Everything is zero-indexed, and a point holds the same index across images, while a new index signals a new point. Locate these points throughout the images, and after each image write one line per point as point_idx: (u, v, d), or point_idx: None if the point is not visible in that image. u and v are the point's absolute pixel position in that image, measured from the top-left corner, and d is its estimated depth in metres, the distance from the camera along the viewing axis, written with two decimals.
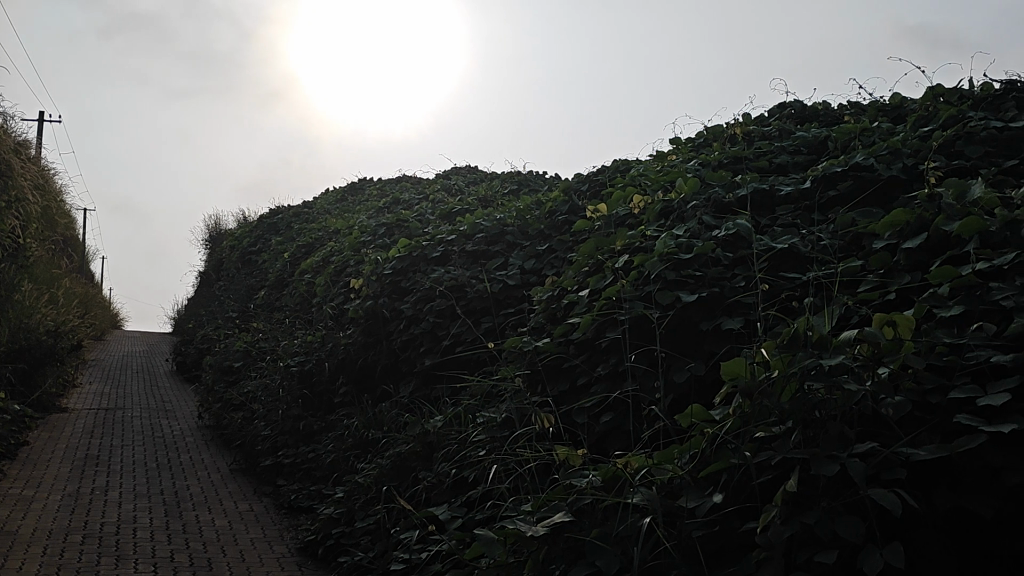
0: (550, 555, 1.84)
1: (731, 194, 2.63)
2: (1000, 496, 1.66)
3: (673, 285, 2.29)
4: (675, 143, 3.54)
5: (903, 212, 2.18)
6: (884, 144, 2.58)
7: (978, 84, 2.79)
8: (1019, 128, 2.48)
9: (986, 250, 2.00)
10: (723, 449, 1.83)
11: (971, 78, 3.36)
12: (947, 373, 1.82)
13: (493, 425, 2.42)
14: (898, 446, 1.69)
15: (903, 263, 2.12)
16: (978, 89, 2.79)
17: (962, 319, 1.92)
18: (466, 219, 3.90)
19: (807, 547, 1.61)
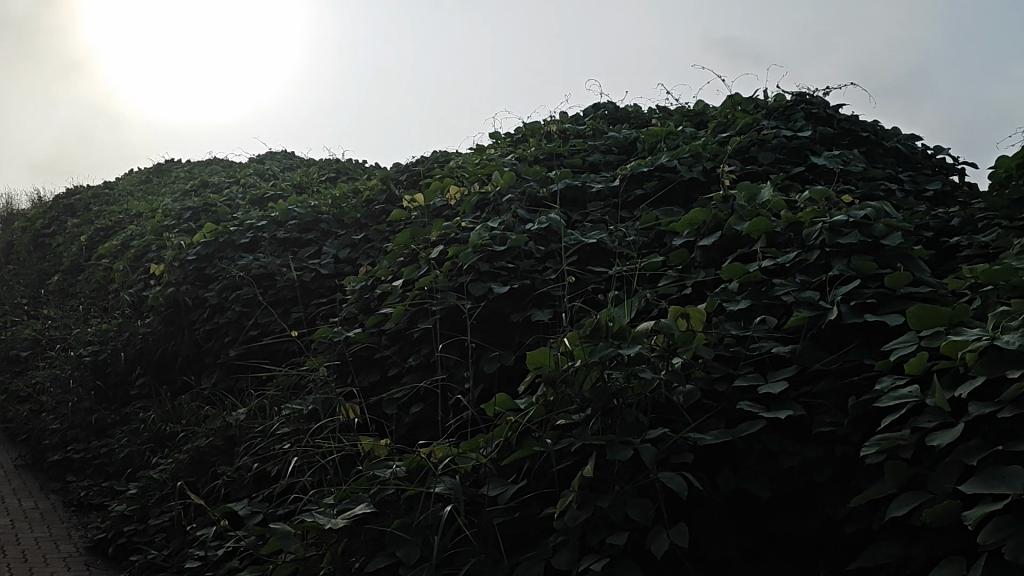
0: (349, 547, 1.85)
1: (545, 189, 2.69)
2: (775, 477, 1.80)
3: (486, 277, 2.32)
4: (493, 138, 3.58)
5: (701, 211, 2.30)
6: (686, 147, 2.72)
7: (771, 95, 2.99)
8: (805, 138, 2.68)
9: (772, 249, 2.16)
10: (527, 436, 1.88)
11: (766, 90, 3.61)
12: (734, 363, 1.96)
13: (298, 417, 2.37)
14: (686, 432, 1.80)
15: (699, 260, 2.24)
16: (771, 99, 3.00)
17: (748, 312, 2.06)
18: (279, 205, 3.78)
19: (600, 529, 1.69)
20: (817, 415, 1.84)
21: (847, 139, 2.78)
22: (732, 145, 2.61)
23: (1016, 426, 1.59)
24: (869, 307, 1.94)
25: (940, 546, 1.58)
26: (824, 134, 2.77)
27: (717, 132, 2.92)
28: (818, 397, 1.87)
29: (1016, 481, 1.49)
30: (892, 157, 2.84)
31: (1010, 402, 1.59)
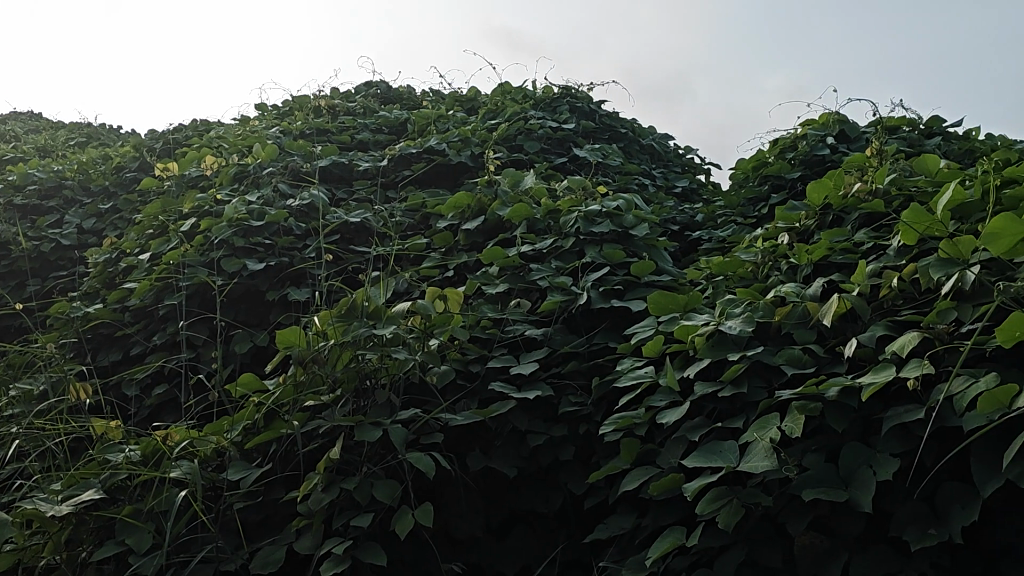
0: (75, 536, 1.73)
1: (309, 164, 2.67)
2: (521, 456, 1.87)
3: (241, 252, 2.30)
4: (260, 110, 3.46)
5: (466, 195, 2.32)
6: (456, 131, 2.75)
7: (539, 86, 3.08)
8: (568, 130, 2.80)
9: (531, 234, 2.22)
10: (275, 417, 1.82)
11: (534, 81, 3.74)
12: (488, 345, 2.01)
13: (26, 398, 2.17)
14: (438, 412, 1.84)
15: (463, 244, 2.28)
16: (539, 89, 3.09)
17: (505, 295, 2.12)
18: (16, 167, 3.44)
19: (345, 512, 1.69)
20: (564, 396, 1.93)
21: (608, 134, 2.93)
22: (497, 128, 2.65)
23: (731, 405, 1.75)
24: (615, 293, 2.06)
25: (665, 517, 1.70)
26: (587, 127, 2.90)
27: (488, 119, 2.96)
28: (566, 378, 1.96)
29: (729, 455, 1.63)
30: (647, 154, 3.02)
31: (730, 382, 1.74)
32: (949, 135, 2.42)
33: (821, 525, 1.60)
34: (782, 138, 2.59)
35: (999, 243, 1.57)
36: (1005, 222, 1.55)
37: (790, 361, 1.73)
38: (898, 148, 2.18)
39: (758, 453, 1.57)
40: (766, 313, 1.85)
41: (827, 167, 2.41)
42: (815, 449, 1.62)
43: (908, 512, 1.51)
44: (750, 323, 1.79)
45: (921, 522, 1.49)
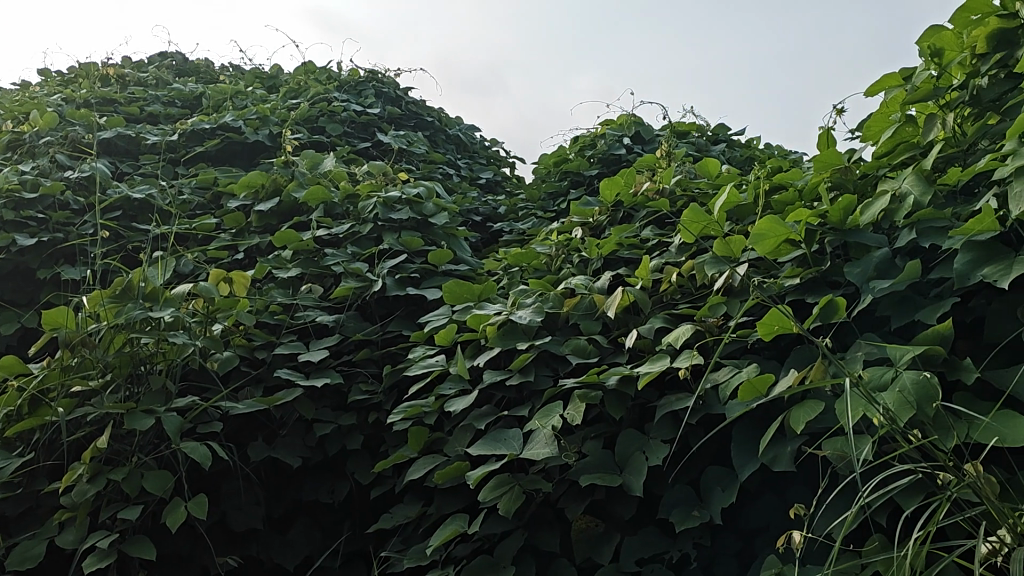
0: None
1: (91, 135, 2.51)
2: (305, 446, 1.86)
3: (10, 226, 2.13)
4: (40, 75, 3.22)
5: (259, 175, 2.30)
6: (253, 108, 2.77)
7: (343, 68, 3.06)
8: (374, 114, 2.78)
9: (327, 219, 2.20)
10: (38, 404, 1.66)
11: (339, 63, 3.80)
12: (276, 331, 1.97)
13: None
14: (219, 401, 1.77)
15: (255, 225, 2.26)
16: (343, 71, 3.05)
17: (297, 280, 2.08)
18: None
19: (112, 504, 1.59)
20: (354, 384, 1.91)
21: (414, 121, 2.93)
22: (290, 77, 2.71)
23: (518, 393, 1.78)
24: (411, 281, 2.04)
25: (450, 504, 1.71)
26: (392, 114, 2.90)
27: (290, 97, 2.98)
28: (356, 366, 1.95)
29: (513, 442, 1.65)
30: (454, 146, 3.05)
31: (517, 370, 1.75)
32: (733, 143, 2.58)
33: (597, 509, 1.66)
34: (582, 136, 2.67)
35: (762, 242, 1.69)
36: (770, 222, 1.67)
37: (576, 351, 1.76)
38: (685, 151, 2.29)
39: (540, 440, 1.61)
40: (555, 304, 1.88)
41: (622, 166, 2.51)
42: (595, 437, 1.68)
43: (674, 496, 1.59)
44: (539, 313, 1.80)
45: (685, 504, 1.57)
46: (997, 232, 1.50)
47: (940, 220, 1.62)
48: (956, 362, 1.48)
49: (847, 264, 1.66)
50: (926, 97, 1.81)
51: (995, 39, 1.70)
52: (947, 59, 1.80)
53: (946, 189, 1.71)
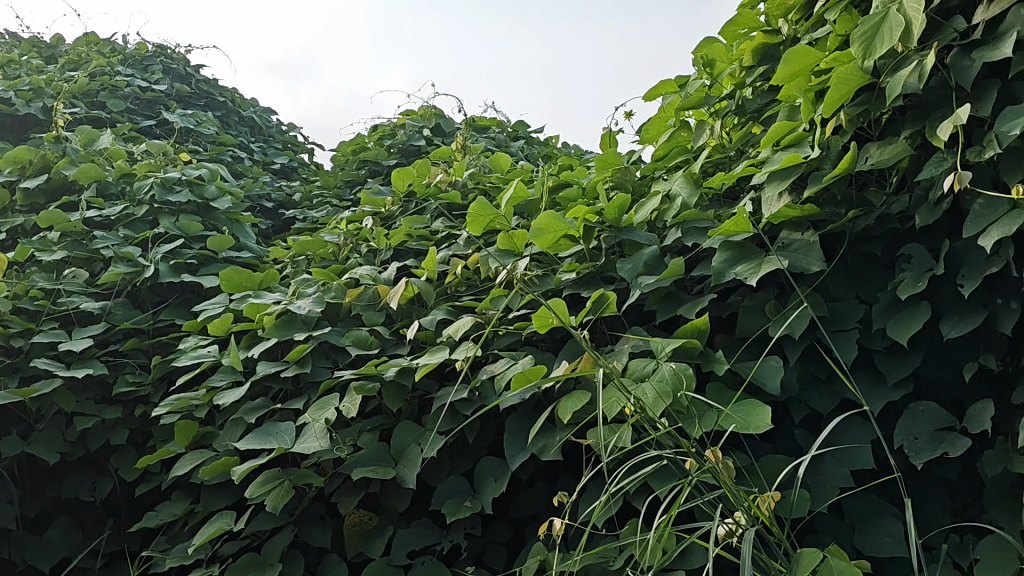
0: None
1: None
2: (64, 441, 1.75)
3: None
4: None
5: (26, 149, 2.14)
6: (27, 79, 2.59)
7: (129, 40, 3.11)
8: (161, 92, 2.94)
9: (99, 200, 2.07)
10: None
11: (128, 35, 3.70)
12: (35, 318, 1.83)
13: None
14: None
15: (19, 204, 2.11)
16: (129, 44, 3.12)
17: (61, 264, 1.95)
18: None
19: None
20: (121, 375, 1.81)
21: (204, 100, 3.15)
22: (72, 42, 2.80)
23: (295, 385, 1.73)
24: (188, 267, 1.96)
25: (219, 500, 1.64)
26: (182, 91, 3.07)
27: (68, 70, 2.87)
28: (124, 356, 1.85)
29: (285, 435, 1.59)
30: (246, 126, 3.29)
31: (294, 361, 1.68)
32: (531, 140, 2.64)
33: (371, 503, 1.64)
34: (383, 125, 2.64)
35: (541, 237, 1.69)
36: (550, 218, 1.67)
37: (357, 342, 1.67)
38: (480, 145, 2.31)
39: (314, 433, 1.56)
40: (337, 294, 1.81)
41: (421, 157, 2.51)
42: (371, 429, 1.65)
43: (449, 487, 1.57)
44: (320, 303, 1.73)
45: (458, 496, 1.57)
46: (752, 233, 1.59)
47: (703, 221, 1.70)
48: (711, 355, 1.58)
49: (619, 260, 1.70)
50: (698, 104, 1.90)
51: (759, 53, 1.78)
52: (718, 69, 1.91)
53: (711, 192, 1.80)
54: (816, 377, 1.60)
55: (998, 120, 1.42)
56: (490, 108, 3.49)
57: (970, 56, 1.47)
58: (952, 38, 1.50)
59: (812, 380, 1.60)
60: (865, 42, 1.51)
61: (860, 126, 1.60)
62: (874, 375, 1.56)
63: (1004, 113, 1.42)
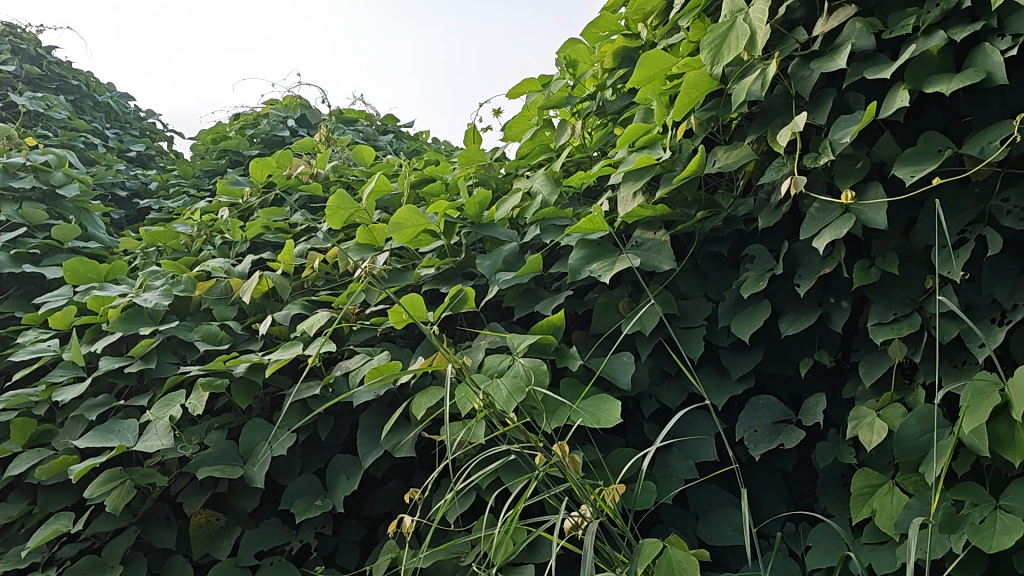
0: None
1: None
2: None
3: None
4: None
5: None
6: None
7: None
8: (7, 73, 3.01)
9: None
10: None
11: None
12: None
13: None
14: None
15: None
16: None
17: None
18: None
19: None
20: None
21: (56, 85, 3.26)
22: None
23: (141, 380, 1.67)
24: (28, 257, 1.88)
25: (56, 501, 1.57)
26: (32, 73, 3.18)
27: None
28: None
29: (128, 434, 1.53)
30: (101, 111, 3.44)
31: (139, 357, 1.62)
32: (400, 134, 2.66)
33: (220, 502, 1.60)
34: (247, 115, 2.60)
35: (401, 231, 1.66)
36: (410, 213, 1.64)
37: (206, 337, 1.63)
38: (344, 139, 2.29)
39: (158, 432, 1.51)
40: (187, 287, 1.75)
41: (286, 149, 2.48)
42: (220, 427, 1.60)
43: (299, 486, 1.54)
44: (167, 296, 1.68)
45: (309, 494, 1.54)
46: (607, 231, 1.61)
47: (562, 219, 1.71)
48: (565, 351, 1.60)
49: (479, 257, 1.69)
50: (561, 104, 1.92)
51: (619, 56, 1.81)
52: (581, 70, 1.95)
53: (571, 191, 1.82)
54: (666, 372, 1.64)
55: (834, 128, 1.50)
56: (359, 102, 3.47)
57: (809, 67, 1.53)
58: (793, 49, 1.57)
59: (662, 375, 1.65)
60: (714, 49, 1.56)
61: (710, 131, 1.65)
62: (719, 371, 1.62)
63: (839, 121, 1.49)
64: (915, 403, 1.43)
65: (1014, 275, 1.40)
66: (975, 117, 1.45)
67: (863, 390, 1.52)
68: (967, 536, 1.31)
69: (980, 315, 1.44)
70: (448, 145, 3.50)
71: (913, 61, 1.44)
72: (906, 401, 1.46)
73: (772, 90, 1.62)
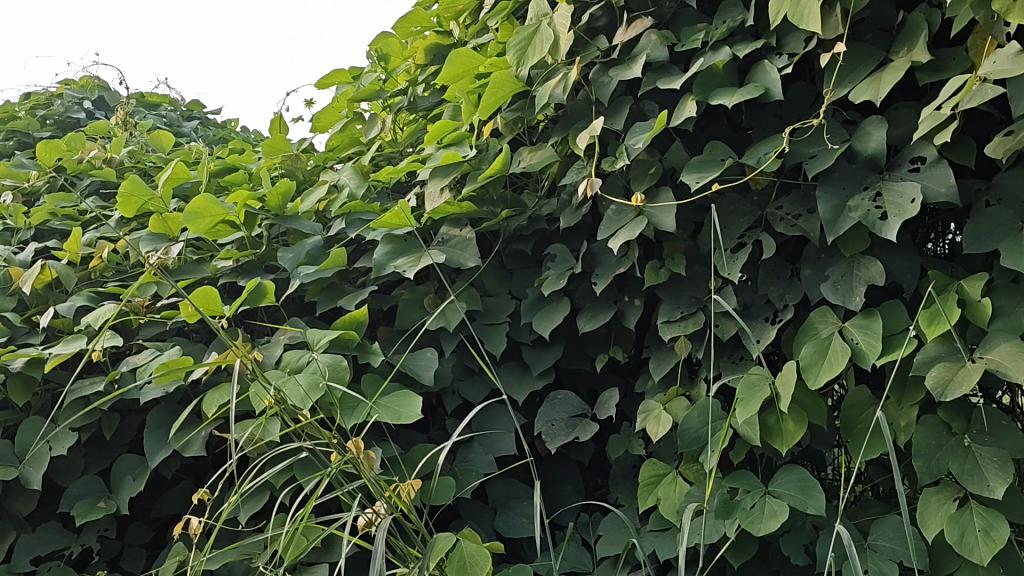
0: None
1: None
2: None
3: None
4: None
5: None
6: None
7: None
8: None
9: None
10: None
11: None
12: None
13: None
14: None
15: None
16: None
17: None
18: None
19: None
20: None
21: None
22: None
23: None
24: None
25: None
26: None
27: None
28: None
29: None
30: None
31: None
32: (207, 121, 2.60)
33: None
34: None
35: (198, 220, 1.61)
36: (205, 202, 1.59)
37: None
38: (142, 125, 2.19)
39: None
40: None
41: None
42: None
43: (81, 487, 1.47)
44: None
45: (92, 495, 1.47)
46: (413, 227, 1.62)
47: (368, 213, 1.72)
48: (367, 347, 1.60)
49: (282, 249, 1.66)
50: (372, 97, 2.01)
51: (431, 52, 1.91)
52: (392, 64, 2.03)
53: (379, 185, 1.85)
54: (469, 368, 1.68)
55: (629, 134, 1.55)
56: (164, 84, 3.40)
57: (609, 73, 1.58)
58: (595, 56, 1.62)
59: (465, 371, 1.68)
60: (519, 51, 1.59)
61: (516, 131, 1.69)
62: (520, 367, 1.66)
63: (633, 128, 1.54)
64: (697, 397, 1.52)
65: (785, 278, 1.52)
66: (755, 130, 1.55)
67: (652, 384, 1.60)
68: (739, 521, 1.38)
69: (755, 315, 1.54)
70: (261, 135, 3.44)
71: (700, 73, 1.50)
72: (690, 395, 1.54)
73: (575, 95, 1.67)
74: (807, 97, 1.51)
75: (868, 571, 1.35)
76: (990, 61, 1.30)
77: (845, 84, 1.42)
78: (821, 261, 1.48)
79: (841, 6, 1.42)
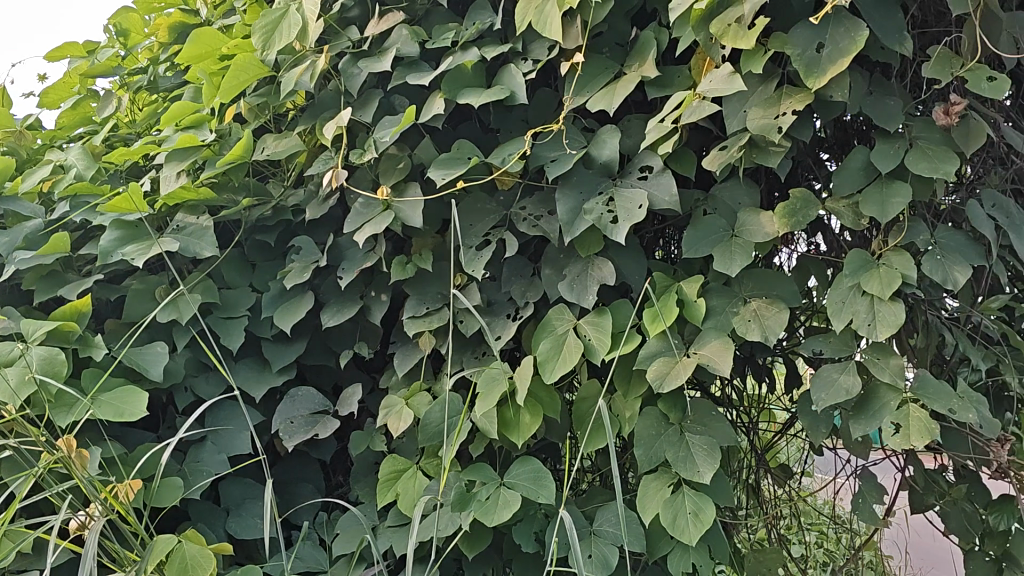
0: None
1: None
2: None
3: None
4: None
5: None
6: None
7: None
8: None
9: None
10: None
11: None
12: None
13: None
14: None
15: None
16: None
17: None
18: None
19: None
20: None
21: None
22: None
23: None
24: None
25: None
26: None
27: None
28: None
29: None
30: None
31: None
32: None
33: None
34: None
35: None
36: None
37: None
38: None
39: None
40: None
41: None
42: None
43: None
44: None
45: None
46: (144, 213, 1.51)
47: (96, 196, 1.59)
48: (89, 339, 1.47)
49: None
50: (108, 73, 1.90)
51: (176, 31, 1.84)
52: (132, 42, 1.95)
53: (110, 166, 1.73)
54: (205, 364, 1.59)
55: (377, 128, 1.52)
56: None
57: (358, 65, 1.55)
58: (345, 46, 1.58)
59: (201, 366, 1.59)
60: (266, 34, 1.53)
61: (262, 119, 1.63)
62: (261, 362, 1.60)
63: (382, 121, 1.51)
64: (439, 392, 1.53)
65: (526, 277, 1.57)
66: (501, 132, 1.58)
67: (396, 380, 1.59)
68: (473, 512, 1.40)
69: (497, 312, 1.57)
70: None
71: (448, 72, 1.49)
72: (432, 390, 1.55)
73: (325, 86, 1.63)
74: (550, 103, 1.56)
75: (591, 555, 1.42)
76: (708, 80, 1.41)
77: (583, 93, 1.48)
78: (559, 261, 1.54)
79: (581, 18, 1.47)
